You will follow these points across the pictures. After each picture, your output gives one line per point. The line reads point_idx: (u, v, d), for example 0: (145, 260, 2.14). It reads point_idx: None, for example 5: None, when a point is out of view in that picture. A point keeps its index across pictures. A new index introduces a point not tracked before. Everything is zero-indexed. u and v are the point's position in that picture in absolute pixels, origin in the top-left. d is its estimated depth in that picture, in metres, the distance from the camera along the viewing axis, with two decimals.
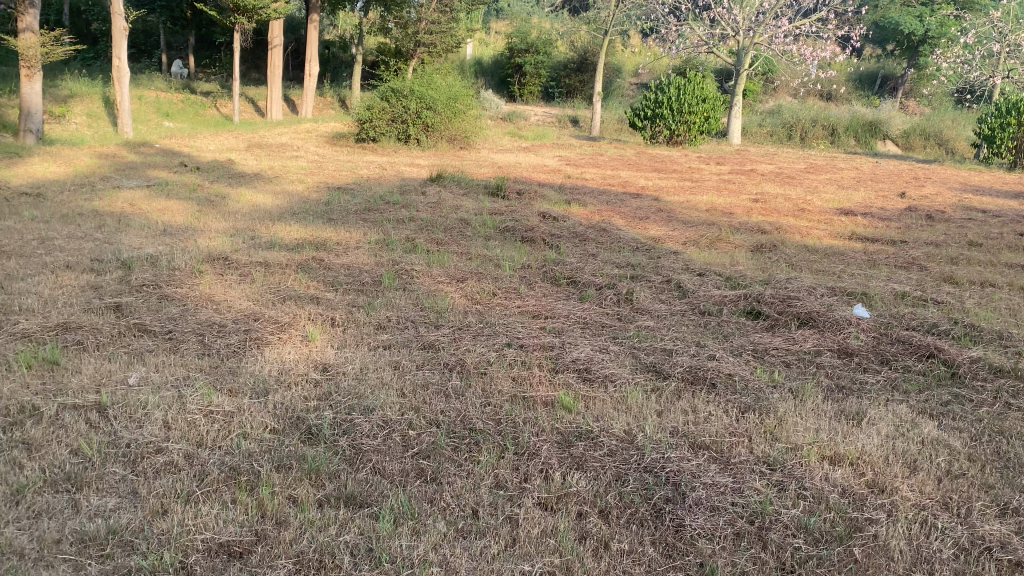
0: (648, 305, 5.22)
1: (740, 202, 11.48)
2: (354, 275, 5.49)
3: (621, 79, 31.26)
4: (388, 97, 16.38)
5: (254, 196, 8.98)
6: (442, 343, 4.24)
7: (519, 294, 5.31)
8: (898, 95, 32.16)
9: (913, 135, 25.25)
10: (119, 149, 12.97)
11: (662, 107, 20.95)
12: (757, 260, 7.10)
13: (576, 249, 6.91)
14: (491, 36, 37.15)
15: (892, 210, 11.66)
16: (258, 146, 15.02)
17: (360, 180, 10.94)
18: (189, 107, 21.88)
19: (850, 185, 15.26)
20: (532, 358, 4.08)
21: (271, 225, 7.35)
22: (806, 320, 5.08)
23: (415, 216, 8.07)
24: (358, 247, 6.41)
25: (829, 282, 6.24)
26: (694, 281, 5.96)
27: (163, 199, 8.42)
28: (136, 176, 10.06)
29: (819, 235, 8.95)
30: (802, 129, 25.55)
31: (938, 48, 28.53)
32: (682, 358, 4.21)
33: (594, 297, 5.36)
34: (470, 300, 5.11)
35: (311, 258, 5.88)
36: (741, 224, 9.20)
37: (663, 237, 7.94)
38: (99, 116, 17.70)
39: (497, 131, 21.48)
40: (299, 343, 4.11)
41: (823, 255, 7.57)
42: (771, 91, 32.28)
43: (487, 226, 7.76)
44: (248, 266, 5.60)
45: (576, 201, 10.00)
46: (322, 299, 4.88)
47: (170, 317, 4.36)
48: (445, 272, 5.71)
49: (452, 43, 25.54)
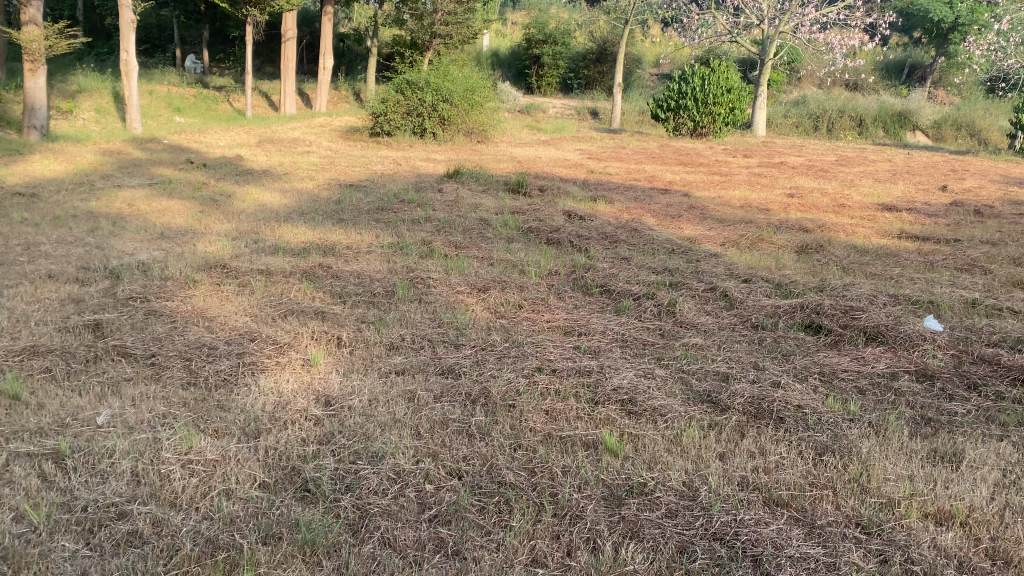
0: (694, 318, 4.65)
1: (774, 198, 10.87)
2: (366, 285, 4.96)
3: (641, 71, 30.57)
4: (404, 90, 15.87)
5: (262, 195, 8.48)
6: (464, 367, 3.70)
7: (548, 306, 4.76)
8: (925, 85, 31.24)
9: (944, 126, 24.40)
10: (124, 146, 12.52)
11: (685, 97, 20.33)
12: (804, 262, 6.53)
13: (607, 252, 6.34)
14: (509, 28, 36.54)
15: (937, 206, 10.99)
16: (270, 141, 14.57)
17: (374, 177, 10.42)
18: (201, 101, 21.46)
19: (886, 177, 14.60)
20: (567, 387, 3.53)
21: (279, 226, 6.83)
22: (873, 335, 4.49)
23: (432, 215, 7.54)
24: (371, 252, 5.88)
25: (890, 289, 5.64)
26: (741, 289, 5.38)
27: (165, 199, 7.95)
28: (140, 174, 9.60)
29: (866, 233, 8.32)
30: (828, 120, 24.87)
31: (969, 35, 27.74)
32: (741, 385, 3.64)
33: (631, 309, 4.80)
34: (492, 313, 4.57)
35: (319, 264, 5.35)
36: (780, 222, 8.59)
37: (698, 237, 7.35)
38: (109, 112, 17.27)
39: (516, 124, 20.94)
40: (299, 369, 3.58)
41: (875, 257, 6.98)
42: (795, 82, 31.55)
43: (509, 227, 7.22)
44: (249, 274, 5.08)
45: (602, 197, 9.44)
46: (328, 313, 4.35)
47: (155, 337, 3.84)
48: (466, 281, 5.16)
49: (468, 35, 24.98)
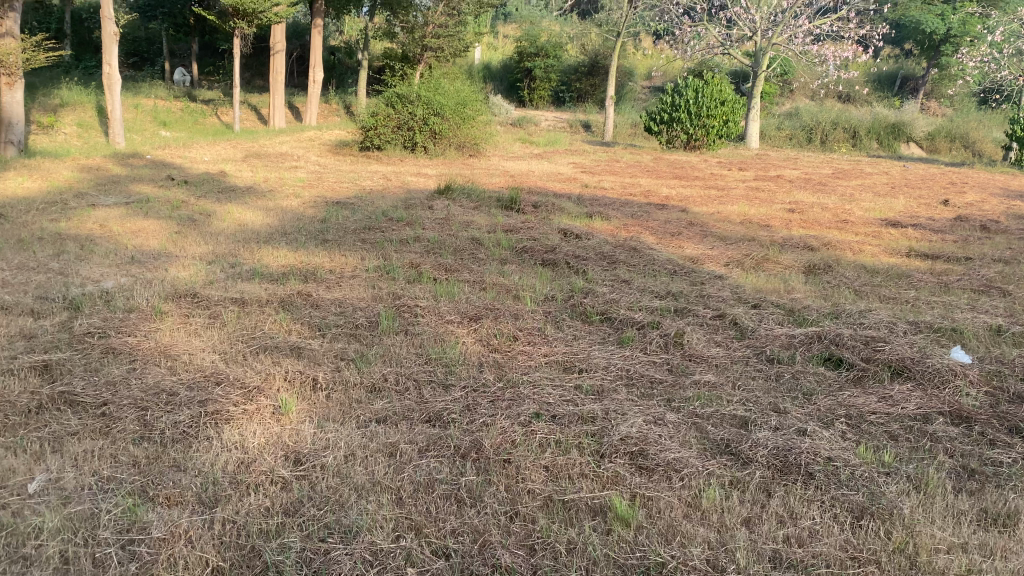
0: (703, 351, 4.29)
1: (775, 213, 10.56)
2: (347, 315, 4.58)
3: (633, 83, 30.29)
4: (393, 103, 15.53)
5: (243, 214, 8.11)
6: (453, 413, 3.32)
7: (545, 337, 4.39)
8: (918, 97, 31.04)
9: (938, 137, 24.23)
10: (104, 161, 12.13)
11: (679, 110, 20.03)
12: (814, 285, 6.18)
13: (606, 275, 5.98)
14: (500, 39, 36.31)
15: (942, 220, 10.69)
16: (256, 156, 14.20)
17: (362, 193, 10.04)
18: (188, 115, 21.08)
19: (886, 191, 14.32)
20: (568, 436, 3.15)
21: (258, 248, 6.45)
22: (899, 370, 4.13)
23: (422, 235, 7.17)
24: (355, 277, 5.50)
25: (909, 315, 5.29)
26: (751, 316, 5.02)
27: (140, 218, 7.56)
28: (116, 192, 9.21)
29: (874, 252, 7.99)
30: (823, 132, 24.53)
31: (963, 46, 27.59)
32: (763, 432, 3.27)
33: (635, 340, 4.42)
34: (485, 347, 4.19)
35: (298, 292, 4.97)
36: (784, 240, 8.25)
37: (701, 257, 7.00)
38: (91, 126, 16.88)
39: (507, 137, 20.63)
40: (267, 419, 3.19)
41: (887, 278, 6.64)
42: (788, 93, 31.35)
43: (502, 246, 6.86)
44: (221, 304, 4.69)
45: (598, 214, 9.08)
46: (304, 350, 3.97)
47: (109, 380, 3.45)
48: (456, 309, 4.79)
49: (459, 47, 24.65)
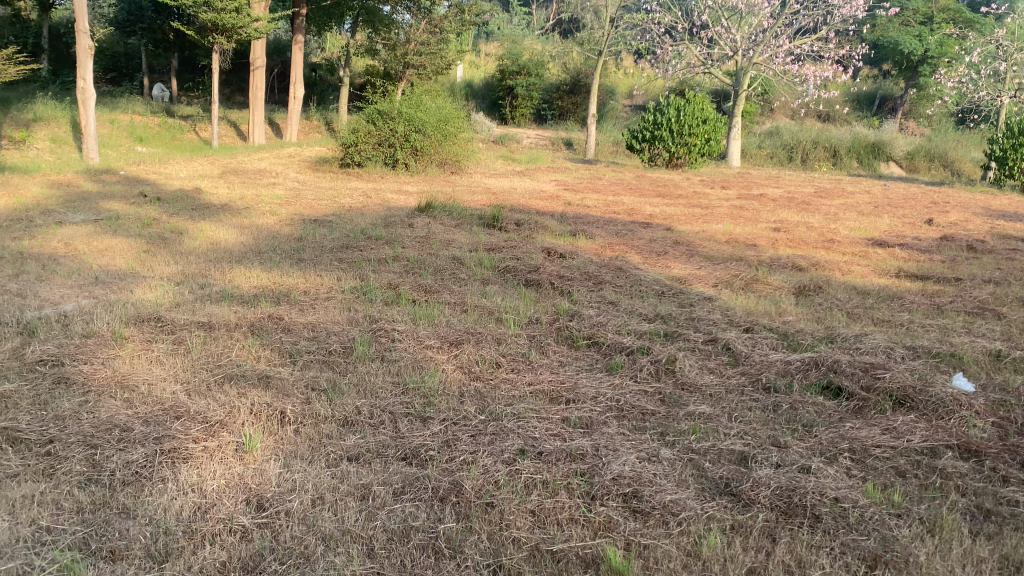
0: (696, 380, 4.07)
1: (761, 232, 10.42)
2: (321, 340, 4.33)
3: (614, 101, 30.25)
4: (374, 119, 15.33)
5: (216, 232, 7.85)
6: (432, 450, 3.09)
7: (530, 364, 4.16)
8: (897, 116, 31.17)
9: (917, 157, 24.30)
10: (76, 177, 11.81)
11: (661, 128, 19.96)
12: (806, 307, 6.00)
13: (592, 296, 5.77)
14: (481, 58, 36.26)
15: (927, 240, 10.60)
16: (233, 172, 13.92)
17: (341, 211, 9.81)
18: (165, 130, 20.77)
19: (869, 210, 14.26)
20: (556, 476, 2.92)
21: (229, 268, 6.19)
22: (902, 400, 3.94)
23: (401, 253, 6.94)
24: (330, 299, 5.25)
25: (906, 339, 5.11)
26: (744, 340, 4.81)
27: (108, 237, 7.28)
28: (85, 208, 8.91)
29: (863, 272, 7.84)
30: (802, 151, 24.67)
31: (941, 67, 27.78)
32: (764, 470, 3.05)
33: (624, 367, 4.20)
34: (466, 375, 3.95)
35: (268, 315, 4.71)
36: (772, 260, 8.08)
37: (688, 277, 6.81)
38: (64, 141, 16.55)
39: (489, 154, 20.47)
40: (228, 458, 2.94)
41: (879, 299, 6.48)
42: (768, 112, 31.47)
43: (485, 266, 6.64)
44: (186, 328, 4.43)
45: (582, 232, 8.89)
46: (273, 380, 3.71)
47: (58, 415, 3.18)
48: (436, 334, 4.55)
49: (441, 65, 24.47)
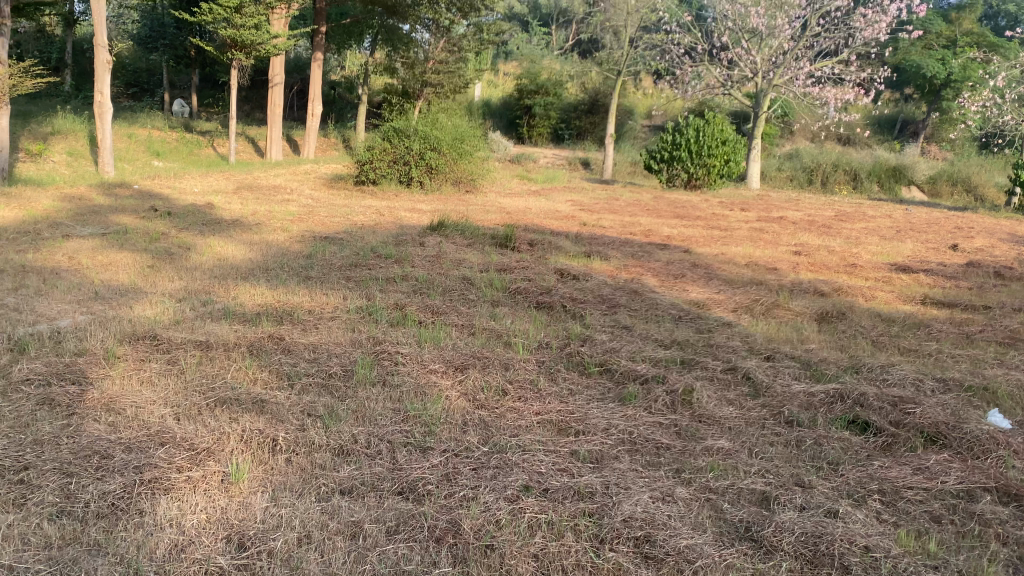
0: (714, 411, 3.85)
1: (780, 255, 10.19)
2: (321, 362, 4.15)
3: (633, 122, 30.09)
4: (390, 136, 15.25)
5: (224, 248, 7.71)
6: (430, 485, 2.90)
7: (539, 392, 3.95)
8: (919, 140, 30.81)
9: (940, 181, 23.96)
10: (88, 191, 11.76)
11: (679, 149, 19.78)
12: (828, 334, 5.78)
13: (606, 320, 5.57)
14: (500, 77, 36.29)
15: (952, 266, 10.32)
16: (247, 188, 13.85)
17: (352, 228, 9.68)
18: (182, 145, 20.80)
19: (892, 235, 13.98)
20: (563, 516, 2.72)
21: (233, 285, 6.04)
22: (934, 437, 3.69)
23: (410, 273, 6.77)
24: (334, 319, 5.07)
25: (935, 370, 4.87)
26: (765, 370, 4.58)
27: (114, 251, 7.16)
28: (94, 222, 8.81)
29: (887, 298, 7.60)
30: (823, 174, 24.39)
31: (964, 91, 27.46)
32: (788, 513, 2.84)
33: (638, 396, 3.98)
34: (471, 402, 3.75)
35: (269, 334, 4.54)
36: (793, 284, 7.85)
37: (706, 301, 6.59)
38: (81, 155, 16.56)
39: (505, 173, 20.35)
40: (212, 490, 2.75)
41: (904, 327, 6.24)
42: (788, 134, 31.23)
43: (496, 287, 6.46)
44: (181, 347, 4.26)
45: (597, 253, 8.70)
46: (267, 404, 3.52)
47: (36, 439, 3.00)
48: (441, 357, 4.35)
49: (459, 83, 24.45)
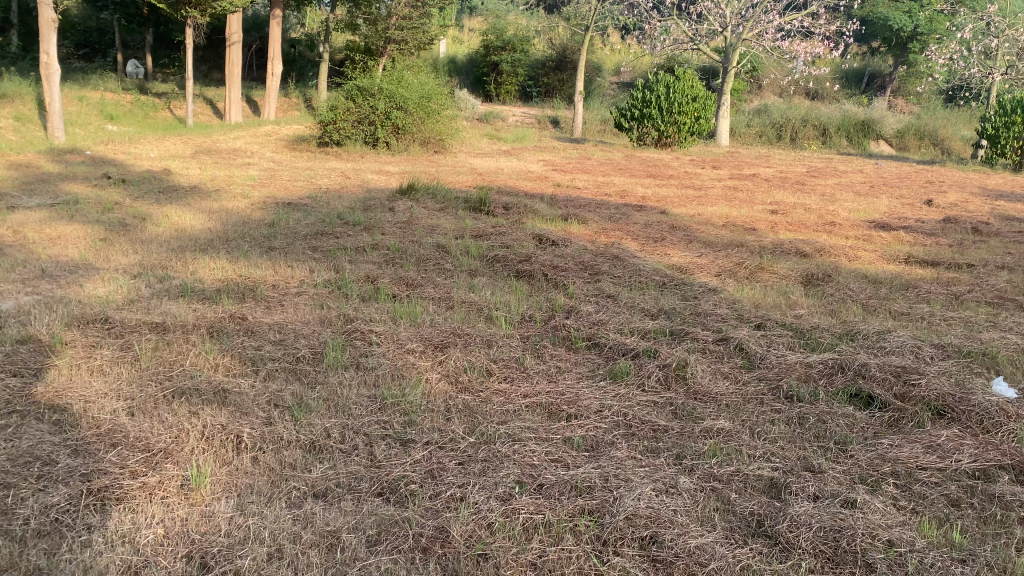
0: (710, 387, 3.63)
1: (758, 215, 9.98)
2: (289, 345, 3.85)
3: (601, 79, 29.64)
4: (354, 96, 14.75)
5: (182, 217, 7.32)
6: (413, 484, 2.64)
7: (524, 371, 3.70)
8: (886, 94, 30.72)
9: (907, 135, 23.84)
10: (38, 157, 11.21)
11: (650, 106, 19.44)
12: (817, 299, 5.58)
13: (589, 289, 5.32)
14: (465, 33, 35.51)
15: (930, 223, 10.19)
16: (206, 152, 13.33)
17: (318, 193, 9.28)
18: (137, 108, 20.04)
19: (865, 190, 13.84)
20: (561, 516, 2.47)
21: (192, 258, 5.69)
22: (941, 410, 3.51)
23: (381, 241, 6.45)
24: (301, 295, 4.76)
25: (932, 336, 4.68)
26: (758, 339, 4.36)
27: (64, 223, 6.74)
28: (44, 192, 8.36)
29: (870, 258, 7.43)
30: (792, 129, 24.23)
31: (931, 44, 27.34)
32: (802, 504, 2.63)
33: (628, 372, 3.74)
34: (453, 386, 3.49)
35: (230, 314, 4.23)
36: (774, 245, 7.64)
37: (689, 266, 6.36)
38: (30, 119, 15.84)
39: (474, 132, 19.91)
40: (170, 499, 2.47)
41: (892, 289, 6.07)
42: (757, 90, 31.00)
43: (471, 255, 6.18)
44: (136, 331, 3.93)
45: (573, 216, 8.43)
46: (230, 395, 3.23)
47: None
48: (418, 335, 4.07)
49: (424, 40, 23.81)
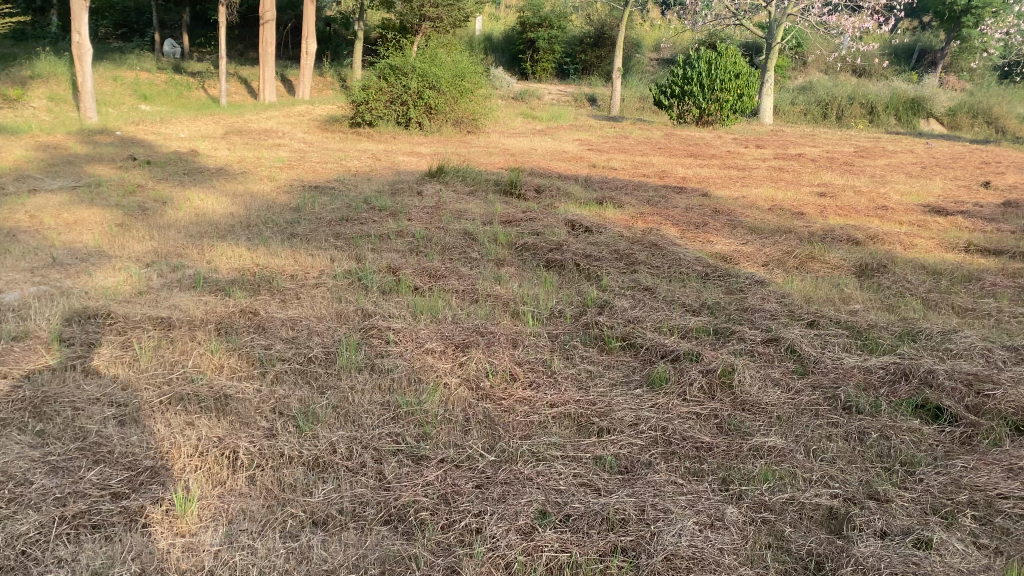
0: (758, 397, 3.29)
1: (805, 198, 9.50)
2: (301, 344, 3.58)
3: (640, 55, 28.93)
4: (387, 75, 14.45)
5: (204, 200, 7.10)
6: (425, 511, 2.35)
7: (553, 377, 3.39)
8: (937, 70, 29.62)
9: (959, 113, 22.93)
10: (67, 138, 11.10)
11: (691, 83, 18.87)
12: (872, 292, 5.18)
13: (625, 280, 4.98)
14: (502, 10, 34.96)
15: (988, 207, 9.62)
16: (237, 132, 13.15)
17: (345, 175, 9.03)
18: (171, 87, 19.95)
19: (917, 172, 13.24)
20: (590, 558, 2.16)
21: (210, 245, 5.45)
22: (1020, 426, 3.12)
23: (407, 227, 6.16)
24: (318, 287, 4.49)
25: (1003, 336, 4.26)
26: (810, 340, 4.00)
27: (83, 207, 6.56)
28: (68, 174, 8.20)
29: (926, 245, 6.96)
30: (837, 108, 23.41)
31: (987, 18, 26.19)
32: (868, 544, 2.28)
33: (668, 378, 3.41)
34: (475, 392, 3.19)
35: (241, 308, 3.97)
36: (823, 230, 7.20)
37: (732, 254, 5.98)
38: (64, 100, 15.81)
39: (509, 111, 19.52)
40: (152, 529, 2.20)
41: (954, 281, 5.63)
42: (801, 66, 30.09)
43: (500, 242, 5.86)
44: (139, 327, 3.70)
45: (610, 199, 8.06)
46: (231, 403, 2.97)
47: None
48: (439, 333, 3.78)
49: (459, 17, 23.39)
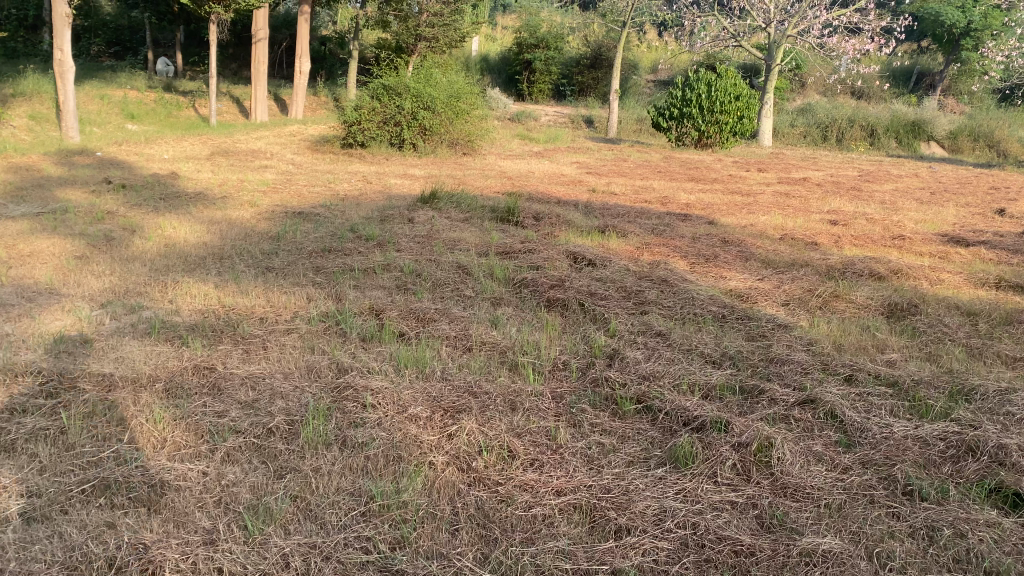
0: (801, 479, 2.76)
1: (817, 226, 9.01)
2: (261, 410, 3.04)
3: (637, 78, 28.63)
4: (380, 95, 13.99)
5: (178, 228, 6.59)
6: None
7: (558, 453, 2.86)
8: (936, 93, 29.23)
9: (960, 136, 22.45)
10: (42, 160, 10.58)
11: (690, 105, 18.45)
12: (910, 338, 4.65)
13: (635, 324, 4.47)
14: (498, 31, 34.69)
15: (1009, 237, 9.14)
16: (223, 153, 12.66)
17: (332, 200, 8.52)
18: (160, 107, 19.47)
19: (927, 198, 12.75)
20: None
21: (175, 281, 4.93)
22: None
23: (394, 260, 5.65)
24: (289, 335, 3.96)
25: None
26: (851, 401, 3.47)
27: (42, 236, 6.03)
28: (34, 199, 7.67)
29: (954, 280, 6.45)
30: (838, 131, 23.00)
31: (987, 41, 25.77)
32: None
33: (694, 456, 2.88)
34: (465, 476, 2.65)
35: (196, 363, 3.44)
36: (843, 263, 6.70)
37: (749, 291, 5.47)
38: (46, 119, 15.31)
39: (505, 133, 19.13)
40: None
41: (995, 324, 5.11)
42: (799, 88, 29.71)
43: (496, 277, 5.35)
44: (75, 388, 3.16)
45: (613, 228, 7.57)
46: (166, 493, 2.44)
47: None
48: (425, 394, 3.24)
49: (456, 37, 23.09)
